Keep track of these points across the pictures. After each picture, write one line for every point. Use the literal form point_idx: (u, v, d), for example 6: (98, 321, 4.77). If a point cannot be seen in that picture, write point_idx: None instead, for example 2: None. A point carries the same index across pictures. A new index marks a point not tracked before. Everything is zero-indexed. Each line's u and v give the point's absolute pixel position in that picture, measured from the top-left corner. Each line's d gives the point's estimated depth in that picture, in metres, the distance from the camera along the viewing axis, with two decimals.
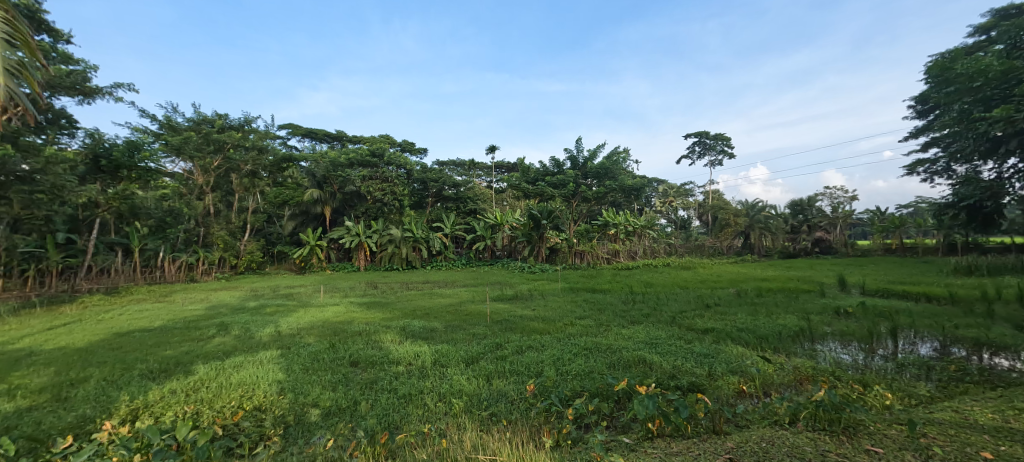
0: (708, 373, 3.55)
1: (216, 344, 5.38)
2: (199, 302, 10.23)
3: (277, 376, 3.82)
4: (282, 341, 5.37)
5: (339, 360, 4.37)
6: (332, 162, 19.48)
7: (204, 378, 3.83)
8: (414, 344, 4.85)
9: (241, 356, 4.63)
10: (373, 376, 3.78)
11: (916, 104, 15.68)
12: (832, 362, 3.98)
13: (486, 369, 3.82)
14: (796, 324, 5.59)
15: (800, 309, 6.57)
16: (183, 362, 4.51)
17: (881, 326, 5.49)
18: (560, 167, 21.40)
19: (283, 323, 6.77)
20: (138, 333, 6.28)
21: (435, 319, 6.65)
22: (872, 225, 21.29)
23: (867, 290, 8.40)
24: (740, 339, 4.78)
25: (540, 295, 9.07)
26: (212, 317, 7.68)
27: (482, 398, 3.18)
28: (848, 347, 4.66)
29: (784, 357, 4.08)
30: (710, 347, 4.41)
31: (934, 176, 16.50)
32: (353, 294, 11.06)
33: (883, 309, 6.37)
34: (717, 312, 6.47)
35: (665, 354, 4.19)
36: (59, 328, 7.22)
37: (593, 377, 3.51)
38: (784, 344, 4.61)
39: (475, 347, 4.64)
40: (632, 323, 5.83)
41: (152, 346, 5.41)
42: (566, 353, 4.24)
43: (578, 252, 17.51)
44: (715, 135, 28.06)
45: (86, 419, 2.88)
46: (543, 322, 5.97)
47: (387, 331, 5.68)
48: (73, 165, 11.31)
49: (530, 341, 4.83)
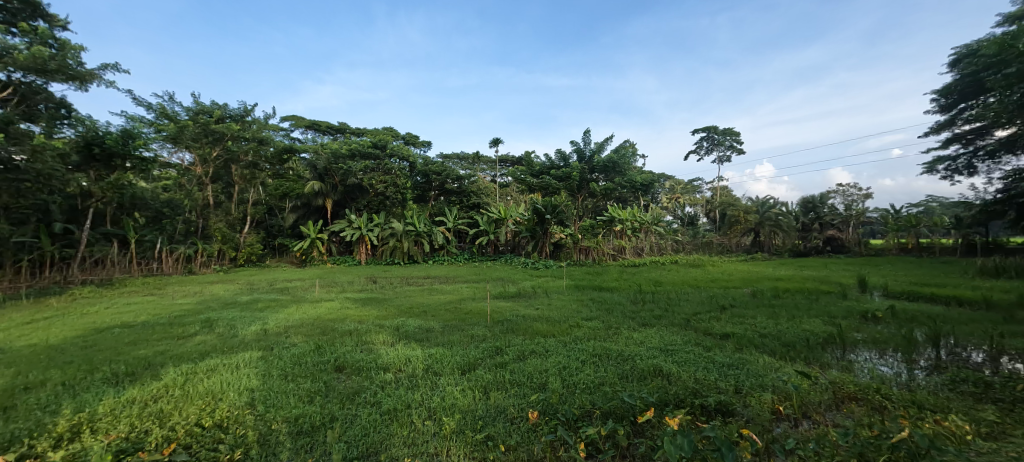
0: (735, 389, 3.14)
1: (195, 343, 4.99)
2: (191, 296, 9.89)
3: (250, 383, 3.43)
4: (266, 341, 4.98)
5: (322, 364, 3.96)
6: (333, 153, 19.03)
7: (172, 384, 3.45)
8: (408, 347, 4.45)
9: (216, 358, 4.23)
10: (356, 385, 3.37)
11: (939, 98, 15.05)
12: (873, 377, 3.55)
13: (482, 379, 3.40)
14: (824, 330, 5.14)
15: (825, 313, 6.12)
16: (153, 364, 4.12)
17: (917, 333, 5.03)
18: (566, 161, 20.89)
19: (272, 319, 6.39)
20: (117, 330, 5.93)
21: (432, 318, 6.25)
22: (886, 224, 20.63)
23: (890, 292, 7.94)
24: (764, 347, 4.34)
25: (543, 293, 8.66)
26: (199, 313, 7.32)
27: (477, 415, 2.76)
28: (885, 357, 4.22)
29: (818, 370, 3.65)
30: (733, 356, 3.98)
31: (954, 173, 15.88)
32: (350, 289, 10.66)
33: (915, 315, 5.88)
34: (734, 315, 6.03)
35: (682, 364, 3.76)
36: (38, 322, 6.85)
37: (604, 390, 3.11)
38: (814, 353, 4.18)
39: (473, 351, 4.22)
40: (644, 325, 5.40)
41: (127, 344, 5.04)
42: (572, 361, 3.82)
43: (583, 248, 17.01)
44: (725, 130, 27.44)
45: (18, 435, 2.48)
46: (548, 323, 5.55)
47: (380, 331, 5.28)
48: (64, 155, 10.90)
49: (532, 345, 4.41)
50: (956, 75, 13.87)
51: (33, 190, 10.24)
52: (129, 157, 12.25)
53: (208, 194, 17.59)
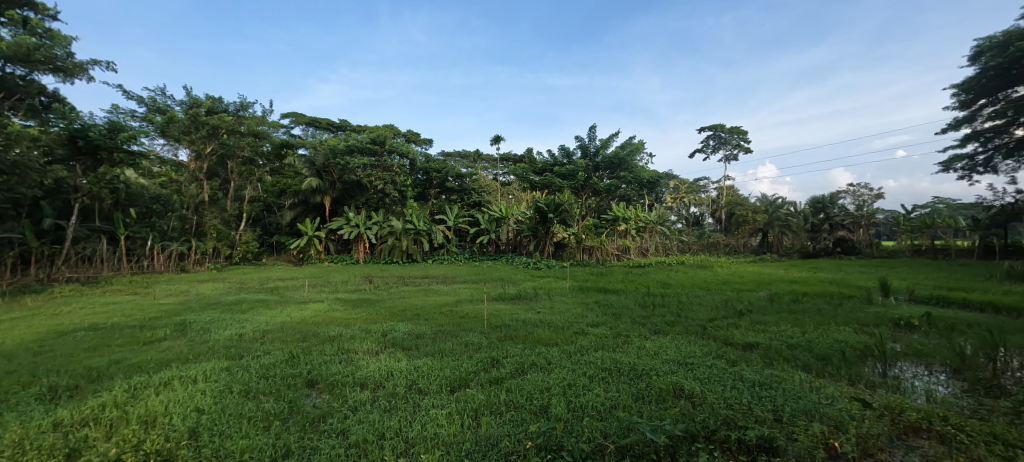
0: (774, 418, 2.63)
1: (160, 349, 4.53)
2: (175, 295, 9.42)
3: (201, 402, 2.95)
4: (239, 348, 4.50)
5: (293, 378, 3.47)
6: (331, 149, 18.49)
7: (111, 403, 2.98)
8: (393, 357, 3.94)
9: (175, 369, 3.76)
10: (325, 406, 2.86)
11: (959, 94, 14.36)
12: (933, 400, 3.02)
13: (473, 400, 2.89)
14: (859, 340, 4.60)
15: (853, 320, 5.58)
16: (101, 377, 3.64)
17: (966, 344, 4.47)
18: (570, 157, 20.48)
19: (252, 322, 5.91)
20: (81, 334, 5.45)
21: (424, 322, 5.76)
22: (900, 224, 19.97)
23: (916, 297, 7.40)
24: (796, 360, 3.83)
25: (545, 295, 8.14)
26: (176, 314, 6.83)
27: (464, 450, 2.27)
28: (936, 374, 3.69)
29: (865, 391, 3.14)
30: (763, 373, 3.45)
31: (972, 172, 15.17)
32: (343, 288, 10.18)
33: (956, 323, 5.32)
34: (754, 321, 5.51)
35: (705, 381, 3.26)
36: (3, 323, 6.40)
37: (617, 416, 2.62)
38: (855, 368, 3.67)
39: (465, 363, 3.71)
40: (655, 333, 4.89)
41: (84, 350, 4.57)
42: (578, 377, 3.30)
43: (587, 248, 16.52)
44: (731, 128, 26.88)
45: None
46: (551, 330, 5.03)
47: (366, 338, 4.78)
48: (48, 147, 10.40)
49: (532, 356, 3.90)
50: (981, 68, 13.20)
51: (9, 182, 9.60)
52: (116, 151, 11.79)
53: (202, 191, 17.13)
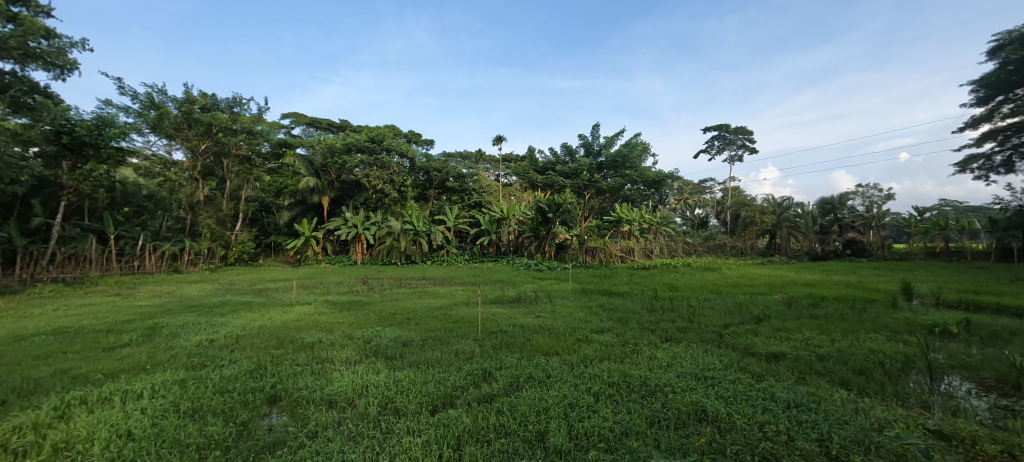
0: (820, 450, 2.19)
1: (118, 357, 4.09)
2: (159, 296, 9.02)
3: (135, 424, 2.50)
4: (203, 356, 4.04)
5: (253, 393, 3.02)
6: (329, 148, 18.11)
7: (29, 426, 2.52)
8: (372, 369, 3.48)
9: (117, 382, 3.28)
10: (281, 431, 2.41)
11: (977, 90, 13.83)
12: (1003, 426, 2.56)
13: (456, 424, 2.42)
14: (896, 349, 4.10)
15: (882, 326, 5.09)
16: (35, 391, 3.18)
17: (1012, 355, 3.97)
18: (571, 155, 20.06)
19: (228, 327, 5.45)
20: (43, 338, 5.04)
21: (414, 328, 5.30)
22: (912, 225, 19.36)
23: (942, 301, 6.91)
24: (830, 374, 3.36)
25: (546, 298, 7.67)
26: (151, 317, 6.39)
27: None
28: (991, 392, 3.21)
29: (917, 413, 2.67)
30: (796, 390, 2.97)
31: (989, 172, 14.59)
32: (336, 290, 9.75)
33: (995, 330, 4.84)
34: (774, 328, 5.02)
35: (730, 400, 2.79)
36: None
37: (630, 446, 2.17)
38: (896, 383, 3.21)
39: (453, 376, 3.25)
40: (666, 341, 4.42)
41: (35, 358, 4.15)
42: (582, 395, 2.83)
43: (590, 250, 15.92)
44: (737, 128, 26.33)
45: None
46: (551, 336, 4.55)
47: (347, 345, 4.33)
48: (29, 142, 9.87)
49: (530, 368, 3.43)
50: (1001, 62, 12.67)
51: None
52: (104, 147, 11.27)
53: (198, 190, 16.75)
